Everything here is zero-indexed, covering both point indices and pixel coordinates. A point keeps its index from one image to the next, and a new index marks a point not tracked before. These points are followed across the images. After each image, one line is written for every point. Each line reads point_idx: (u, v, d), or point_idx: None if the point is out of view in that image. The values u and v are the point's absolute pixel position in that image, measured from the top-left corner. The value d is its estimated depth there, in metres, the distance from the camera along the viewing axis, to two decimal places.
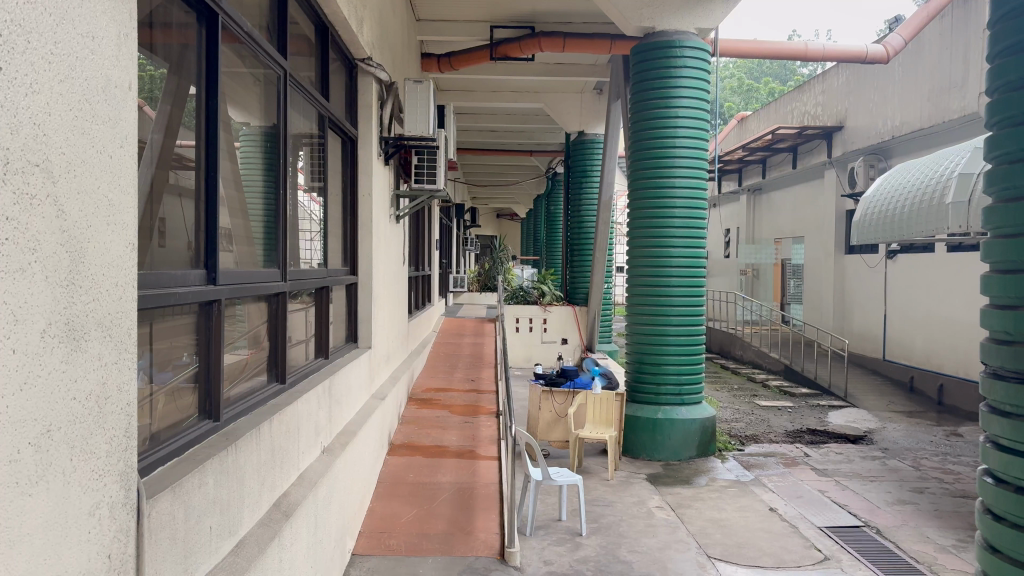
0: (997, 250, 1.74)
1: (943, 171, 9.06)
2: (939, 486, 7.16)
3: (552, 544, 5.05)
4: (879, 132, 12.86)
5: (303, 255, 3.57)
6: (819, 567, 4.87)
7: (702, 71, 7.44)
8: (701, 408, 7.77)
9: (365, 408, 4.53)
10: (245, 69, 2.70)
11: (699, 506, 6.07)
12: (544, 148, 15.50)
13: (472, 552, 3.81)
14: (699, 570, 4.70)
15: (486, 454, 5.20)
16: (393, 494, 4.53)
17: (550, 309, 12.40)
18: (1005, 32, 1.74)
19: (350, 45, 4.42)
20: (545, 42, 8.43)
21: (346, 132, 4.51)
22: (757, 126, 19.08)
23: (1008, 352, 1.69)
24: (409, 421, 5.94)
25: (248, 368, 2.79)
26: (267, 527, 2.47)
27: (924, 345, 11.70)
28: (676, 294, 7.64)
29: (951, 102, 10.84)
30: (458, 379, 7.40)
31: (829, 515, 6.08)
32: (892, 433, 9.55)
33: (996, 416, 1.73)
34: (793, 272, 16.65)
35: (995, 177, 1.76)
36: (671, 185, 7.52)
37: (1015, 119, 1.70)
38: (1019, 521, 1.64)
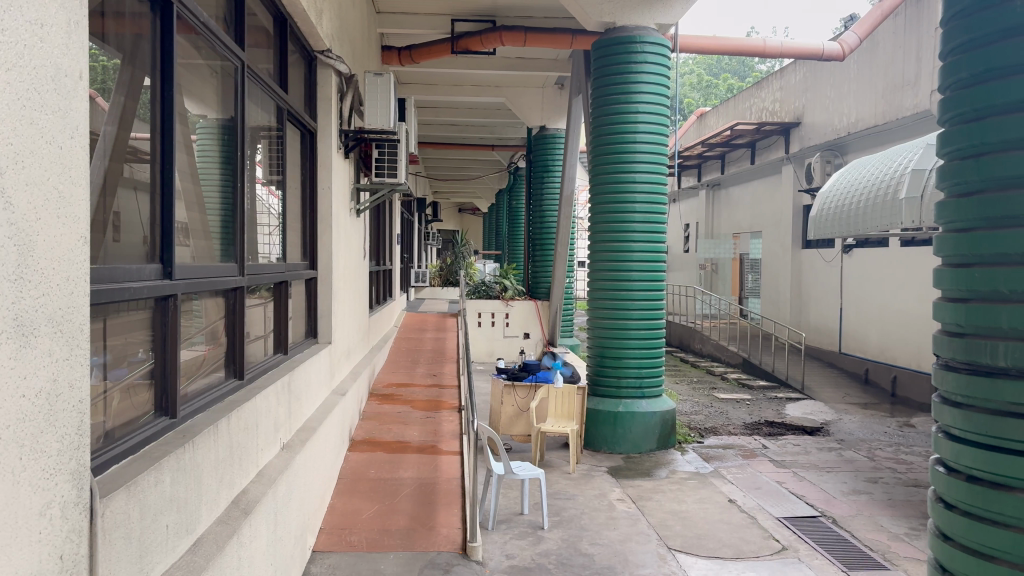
0: (949, 244, 1.78)
1: (897, 166, 9.24)
2: (892, 476, 7.32)
3: (514, 538, 5.05)
4: (834, 128, 13.06)
5: (261, 250, 3.52)
6: (777, 557, 4.95)
7: (662, 68, 7.49)
8: (662, 401, 7.83)
9: (325, 404, 4.49)
10: (201, 61, 2.65)
11: (660, 498, 6.12)
12: (506, 142, 15.47)
13: (434, 548, 3.80)
14: (660, 562, 4.74)
15: (449, 449, 5.18)
16: (353, 490, 4.50)
17: (512, 304, 12.31)
18: (955, 31, 1.78)
19: (309, 37, 4.37)
20: (506, 36, 8.43)
21: (305, 126, 4.46)
22: (716, 122, 19.26)
23: (960, 344, 1.72)
24: (371, 417, 5.90)
25: (205, 363, 2.75)
26: (226, 525, 2.43)
27: (879, 338, 11.94)
28: (637, 289, 7.69)
29: (904, 99, 11.03)
30: (420, 374, 7.37)
31: (787, 506, 6.17)
32: (848, 424, 9.73)
33: (947, 406, 1.78)
34: (751, 266, 16.86)
35: (946, 172, 1.81)
36: (631, 181, 7.56)
37: (966, 115, 1.74)
38: (970, 509, 1.69)
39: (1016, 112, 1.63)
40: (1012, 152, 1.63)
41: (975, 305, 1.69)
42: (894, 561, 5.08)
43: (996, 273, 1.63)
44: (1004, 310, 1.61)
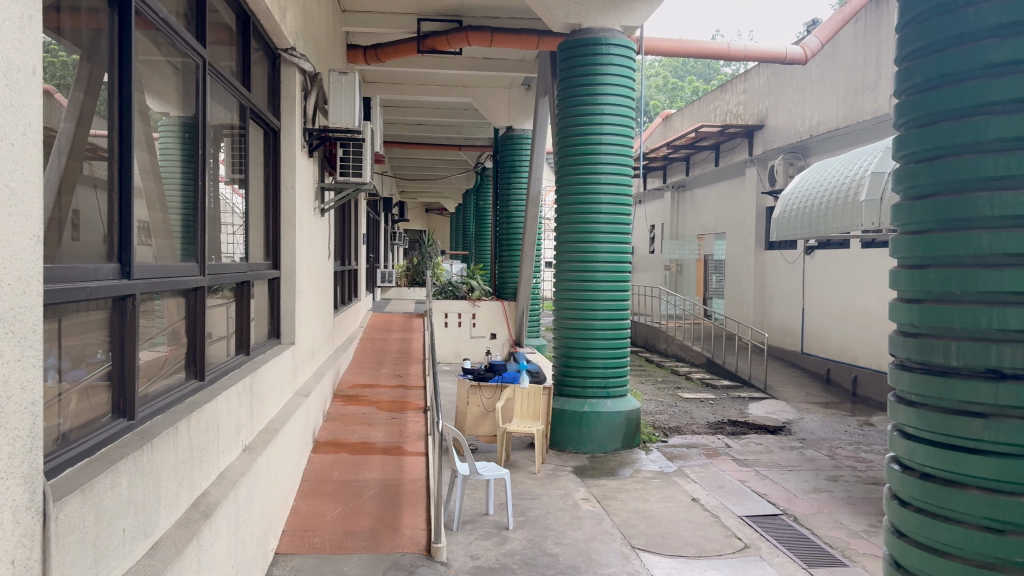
0: (904, 246, 1.81)
1: (858, 169, 9.42)
2: (852, 474, 7.44)
3: (479, 538, 5.05)
4: (797, 131, 13.23)
5: (224, 249, 3.48)
6: (740, 555, 5.00)
7: (626, 69, 7.54)
8: (627, 401, 7.87)
9: (288, 405, 4.45)
10: (161, 57, 2.61)
11: (624, 498, 6.16)
12: (472, 142, 15.46)
13: (398, 549, 3.78)
14: (623, 561, 4.77)
15: (413, 450, 5.17)
16: (317, 492, 4.46)
17: (479, 304, 12.22)
18: (909, 37, 1.82)
19: (272, 34, 4.32)
20: (473, 36, 8.42)
21: (268, 124, 4.41)
22: (681, 124, 19.42)
23: (914, 344, 1.75)
24: (335, 418, 5.87)
25: (166, 364, 2.71)
26: (185, 527, 2.40)
27: (840, 339, 12.13)
28: (603, 289, 7.73)
29: (864, 103, 11.22)
30: (386, 375, 7.34)
31: (749, 504, 6.24)
32: (809, 423, 9.87)
33: (902, 404, 1.81)
34: (716, 267, 17.03)
35: (901, 176, 1.84)
36: (597, 181, 7.60)
37: (920, 120, 1.78)
38: (924, 505, 1.72)
39: (969, 116, 1.66)
40: (964, 156, 1.67)
41: (929, 306, 1.72)
42: (853, 558, 5.16)
43: (949, 273, 1.67)
44: (957, 311, 1.65)
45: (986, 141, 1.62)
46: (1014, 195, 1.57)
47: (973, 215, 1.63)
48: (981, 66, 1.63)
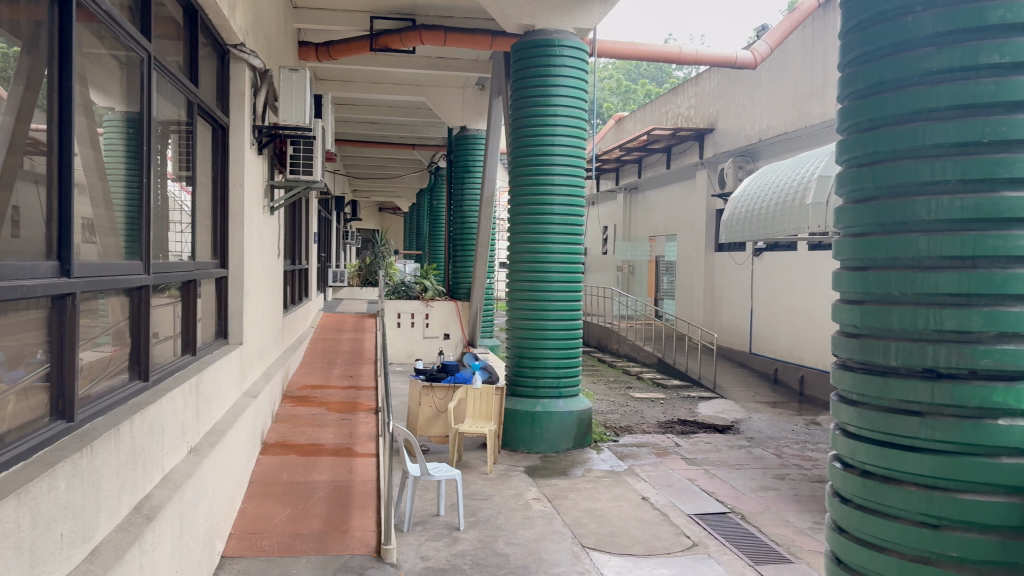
0: (847, 248, 1.85)
1: (805, 172, 9.62)
2: (798, 472, 7.58)
3: (430, 539, 5.03)
4: (746, 135, 13.45)
5: (171, 248, 3.41)
6: (687, 553, 5.05)
7: (579, 71, 7.58)
8: (578, 401, 7.91)
9: (236, 406, 4.38)
10: (105, 51, 2.56)
11: (575, 498, 6.18)
12: (426, 142, 15.40)
13: (347, 551, 3.75)
14: (573, 560, 4.79)
15: (363, 451, 5.12)
16: (265, 494, 4.40)
17: (432, 304, 12.16)
18: (852, 44, 1.86)
19: (221, 29, 4.24)
20: (426, 34, 8.38)
21: (216, 120, 4.33)
22: (633, 126, 19.60)
23: (856, 343, 1.79)
24: (284, 419, 5.80)
25: (111, 365, 2.66)
26: (126, 532, 2.35)
27: (787, 339, 12.35)
28: (555, 289, 7.77)
29: (812, 108, 11.44)
30: (337, 376, 7.28)
31: (697, 503, 6.31)
32: (756, 422, 10.04)
33: (844, 404, 1.84)
34: (667, 269, 17.21)
35: (844, 179, 1.88)
36: (550, 181, 7.62)
37: (862, 125, 1.82)
38: (865, 502, 1.76)
39: (907, 122, 1.71)
40: (903, 161, 1.71)
41: (869, 307, 1.76)
42: (798, 555, 5.27)
43: (888, 276, 1.71)
44: (896, 311, 1.69)
45: (923, 146, 1.67)
46: (949, 199, 1.62)
47: (912, 219, 1.67)
48: (919, 73, 1.68)
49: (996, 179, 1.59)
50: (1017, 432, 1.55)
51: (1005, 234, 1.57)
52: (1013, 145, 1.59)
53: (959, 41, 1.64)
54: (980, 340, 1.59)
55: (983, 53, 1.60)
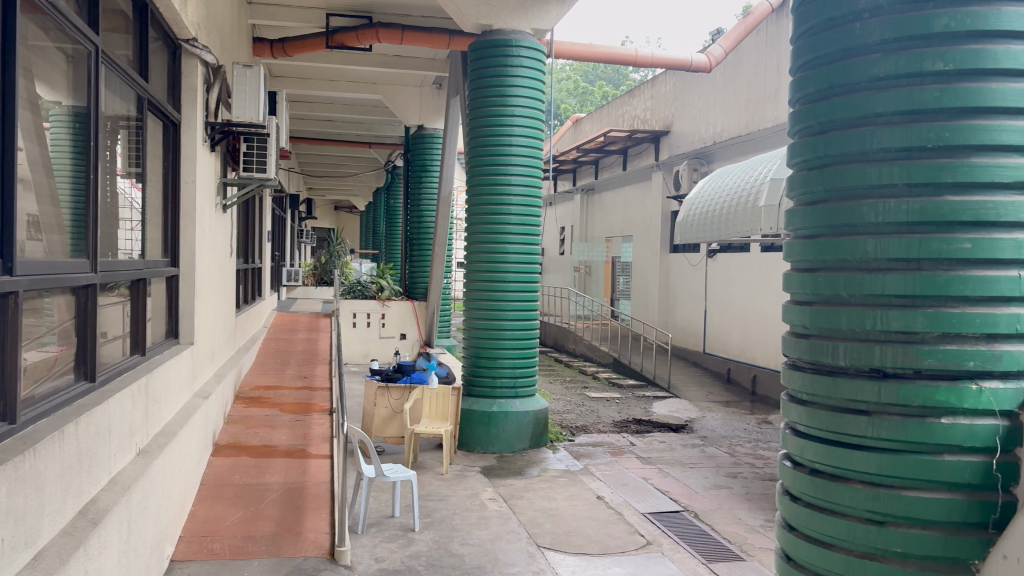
0: (797, 250, 1.87)
1: (758, 175, 9.76)
2: (750, 470, 7.69)
3: (384, 541, 4.99)
4: (700, 138, 13.61)
5: (120, 246, 3.34)
6: (642, 552, 5.09)
7: (537, 72, 7.60)
8: (534, 401, 7.92)
9: (186, 407, 4.31)
10: (50, 43, 2.48)
11: (531, 497, 6.20)
12: (383, 140, 15.32)
13: (301, 553, 3.71)
14: (528, 560, 4.79)
15: (318, 453, 5.07)
16: (215, 497, 4.32)
17: (389, 304, 12.06)
18: (804, 47, 1.88)
19: (172, 24, 4.16)
20: (382, 32, 8.33)
21: (167, 116, 4.24)
22: (590, 127, 19.69)
23: (806, 343, 1.82)
24: (236, 420, 5.71)
25: (56, 365, 2.60)
26: (70, 537, 2.29)
27: (739, 340, 12.54)
28: (512, 289, 7.78)
29: (765, 112, 11.62)
30: (291, 376, 7.19)
31: (652, 501, 6.37)
32: (709, 421, 10.17)
33: (794, 404, 1.87)
34: (623, 269, 17.33)
35: (795, 182, 1.90)
36: (507, 181, 7.63)
37: (811, 129, 1.85)
38: (814, 500, 1.79)
39: (855, 126, 1.74)
40: (851, 164, 1.74)
41: (819, 308, 1.79)
42: (749, 552, 5.35)
43: (837, 277, 1.74)
44: (844, 313, 1.72)
45: (871, 150, 1.71)
46: (896, 203, 1.65)
47: (860, 222, 1.71)
48: (867, 79, 1.72)
49: (940, 183, 1.62)
50: (961, 430, 1.59)
51: (949, 237, 1.60)
52: (957, 151, 1.62)
53: (906, 48, 1.68)
54: (924, 340, 1.63)
55: (929, 60, 1.64)
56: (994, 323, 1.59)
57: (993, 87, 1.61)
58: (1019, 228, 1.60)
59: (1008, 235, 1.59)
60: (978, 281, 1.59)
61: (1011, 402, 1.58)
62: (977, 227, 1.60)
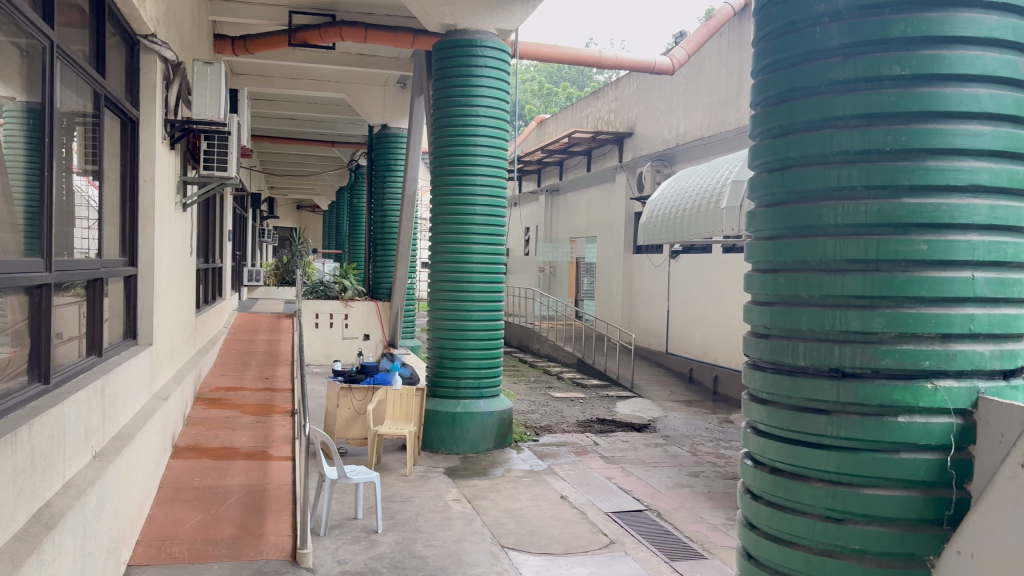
0: (759, 250, 1.89)
1: (719, 177, 9.85)
2: (711, 469, 7.77)
3: (347, 543, 4.95)
4: (664, 139, 13.72)
5: (76, 245, 3.27)
6: (606, 551, 5.11)
7: (501, 72, 7.60)
8: (499, 401, 7.92)
9: (145, 409, 4.24)
10: (4, 38, 2.42)
11: (495, 497, 6.20)
12: (347, 140, 15.22)
13: (261, 556, 3.66)
14: (492, 560, 4.79)
15: (279, 454, 5.02)
16: (174, 500, 4.26)
17: (352, 304, 11.95)
18: (766, 50, 1.90)
19: (130, 19, 4.09)
20: (346, 30, 8.27)
21: (125, 112, 4.17)
22: (554, 129, 19.74)
23: (766, 344, 1.84)
24: (196, 422, 5.63)
25: (9, 366, 2.54)
26: (24, 542, 2.24)
27: (702, 340, 12.65)
28: (477, 289, 7.77)
29: (727, 114, 11.74)
30: (252, 377, 7.11)
31: (615, 501, 6.41)
32: (672, 421, 10.24)
33: (755, 403, 1.89)
34: (587, 270, 17.41)
35: (757, 184, 1.92)
36: (471, 181, 7.62)
37: (772, 131, 1.86)
38: (774, 499, 1.81)
39: (815, 129, 1.76)
40: (811, 167, 1.77)
41: (779, 308, 1.81)
42: (711, 551, 5.40)
43: (798, 278, 1.76)
44: (804, 313, 1.74)
45: (831, 153, 1.73)
46: (854, 206, 1.68)
47: (820, 223, 1.73)
48: (826, 82, 1.74)
49: (897, 186, 1.65)
50: (916, 428, 1.61)
51: (906, 239, 1.63)
52: (913, 154, 1.65)
53: (864, 53, 1.70)
54: (882, 340, 1.65)
55: (886, 65, 1.67)
56: (949, 323, 1.62)
57: (948, 92, 1.64)
58: (973, 230, 1.64)
59: (962, 236, 1.63)
60: (933, 282, 1.62)
61: (966, 400, 1.61)
62: (933, 228, 1.64)
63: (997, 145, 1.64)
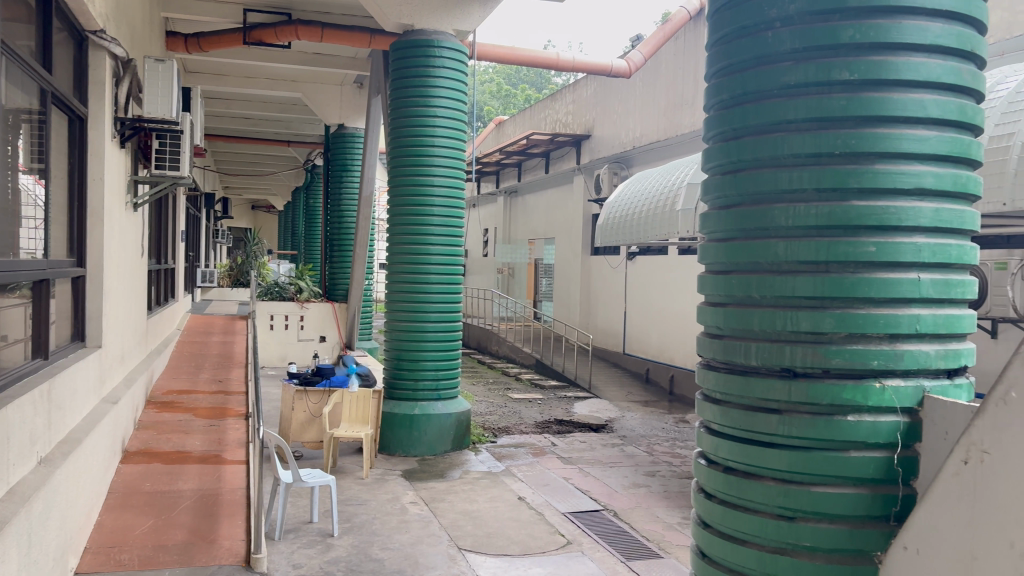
0: (712, 251, 1.91)
1: (675, 179, 9.97)
2: (667, 469, 7.84)
3: (302, 547, 4.89)
4: (621, 142, 13.84)
5: (21, 245, 3.19)
6: (563, 551, 5.13)
7: (459, 73, 7.59)
8: (456, 403, 7.90)
9: (93, 413, 4.15)
10: None
11: (452, 499, 6.18)
12: (303, 140, 15.07)
13: (214, 562, 3.60)
14: (449, 563, 4.77)
15: (233, 459, 4.94)
16: (124, 506, 4.16)
17: (308, 305, 11.81)
18: (721, 52, 1.92)
19: (78, 15, 4.00)
20: (301, 30, 8.20)
21: (72, 110, 4.07)
22: (512, 130, 19.78)
23: (719, 344, 1.86)
24: (147, 426, 5.51)
25: None
26: None
27: (658, 340, 12.77)
28: (435, 290, 7.74)
29: (682, 117, 11.87)
30: (205, 380, 6.99)
31: (572, 501, 6.43)
32: (629, 421, 10.32)
33: (708, 403, 1.91)
34: (545, 271, 17.47)
35: (710, 187, 1.94)
36: (429, 182, 7.60)
37: (726, 134, 1.89)
38: (727, 497, 1.83)
39: (766, 132, 1.79)
40: (763, 169, 1.79)
41: (732, 309, 1.83)
42: (667, 550, 5.45)
43: (750, 279, 1.78)
44: (756, 314, 1.76)
45: (783, 156, 1.75)
46: (805, 207, 1.70)
47: (771, 225, 1.76)
48: (778, 86, 1.77)
49: (847, 189, 1.68)
50: (865, 426, 1.65)
51: (855, 242, 1.66)
52: (861, 157, 1.68)
53: (815, 58, 1.73)
54: (832, 341, 1.68)
55: (836, 70, 1.69)
56: (896, 323, 1.66)
57: (896, 97, 1.67)
58: (919, 232, 1.68)
59: (909, 238, 1.67)
60: (881, 282, 1.65)
61: (911, 399, 1.66)
62: (881, 231, 1.67)
63: (941, 149, 1.69)
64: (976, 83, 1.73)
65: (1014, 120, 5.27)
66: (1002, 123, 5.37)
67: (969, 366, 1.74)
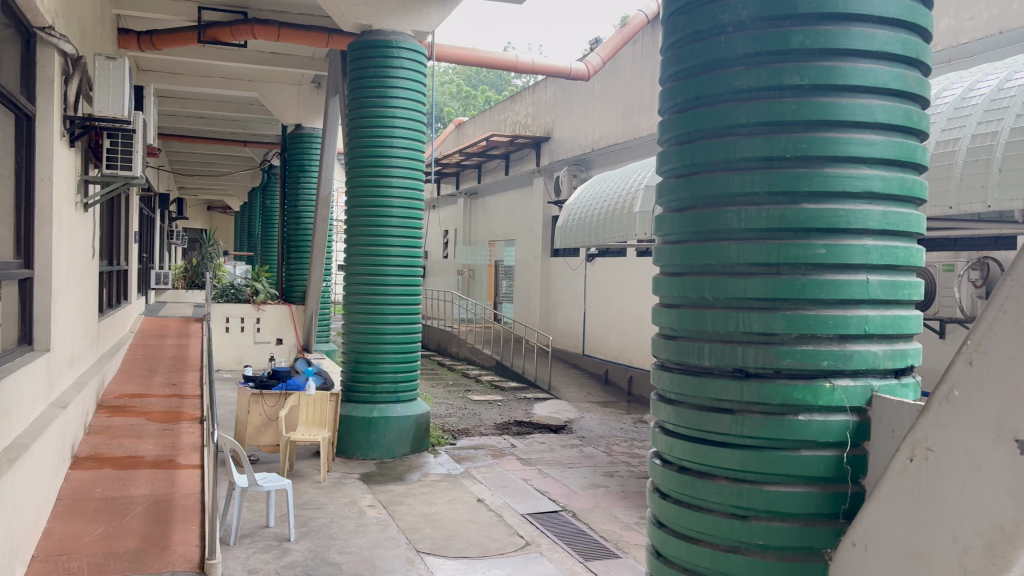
0: (666, 253, 1.92)
1: (634, 182, 10.06)
2: (625, 469, 7.89)
3: (258, 552, 4.84)
4: (580, 144, 13.92)
5: None
6: (521, 552, 5.13)
7: (418, 73, 7.56)
8: (415, 405, 7.87)
9: (41, 418, 4.05)
10: None
11: (410, 502, 6.15)
12: (260, 140, 14.89)
13: (167, 568, 3.53)
14: (407, 566, 4.75)
15: (187, 463, 4.86)
16: (73, 512, 4.07)
17: (265, 307, 11.67)
18: (676, 56, 1.93)
19: (26, 10, 3.91)
20: (258, 29, 8.11)
21: (20, 108, 3.98)
22: (472, 132, 19.76)
23: (674, 345, 1.87)
24: (98, 431, 5.40)
25: None
26: None
27: (617, 342, 12.85)
28: (394, 292, 7.70)
29: (641, 121, 11.96)
30: (158, 384, 6.87)
31: (531, 502, 6.44)
32: (588, 422, 10.36)
33: (663, 403, 1.93)
34: (505, 272, 17.48)
35: (665, 189, 1.95)
36: (389, 183, 7.56)
37: (680, 137, 1.90)
38: (681, 497, 1.85)
39: (720, 136, 1.81)
40: (716, 173, 1.81)
41: (685, 310, 1.84)
42: (625, 549, 5.49)
43: (703, 280, 1.80)
44: (710, 315, 1.78)
45: (735, 159, 1.77)
46: (757, 210, 1.73)
47: (724, 228, 1.78)
48: (731, 90, 1.79)
49: (797, 192, 1.71)
50: (815, 426, 1.68)
51: (805, 243, 1.69)
52: (811, 161, 1.71)
53: (766, 62, 1.75)
54: (783, 341, 1.71)
55: (786, 74, 1.72)
56: (845, 324, 1.69)
57: (845, 102, 1.71)
58: (867, 234, 1.71)
59: (858, 240, 1.70)
60: (831, 284, 1.68)
61: (860, 398, 1.70)
62: (831, 233, 1.70)
63: (889, 153, 1.73)
64: (921, 89, 1.78)
65: (960, 125, 5.40)
66: (948, 128, 5.49)
67: (915, 365, 1.79)
